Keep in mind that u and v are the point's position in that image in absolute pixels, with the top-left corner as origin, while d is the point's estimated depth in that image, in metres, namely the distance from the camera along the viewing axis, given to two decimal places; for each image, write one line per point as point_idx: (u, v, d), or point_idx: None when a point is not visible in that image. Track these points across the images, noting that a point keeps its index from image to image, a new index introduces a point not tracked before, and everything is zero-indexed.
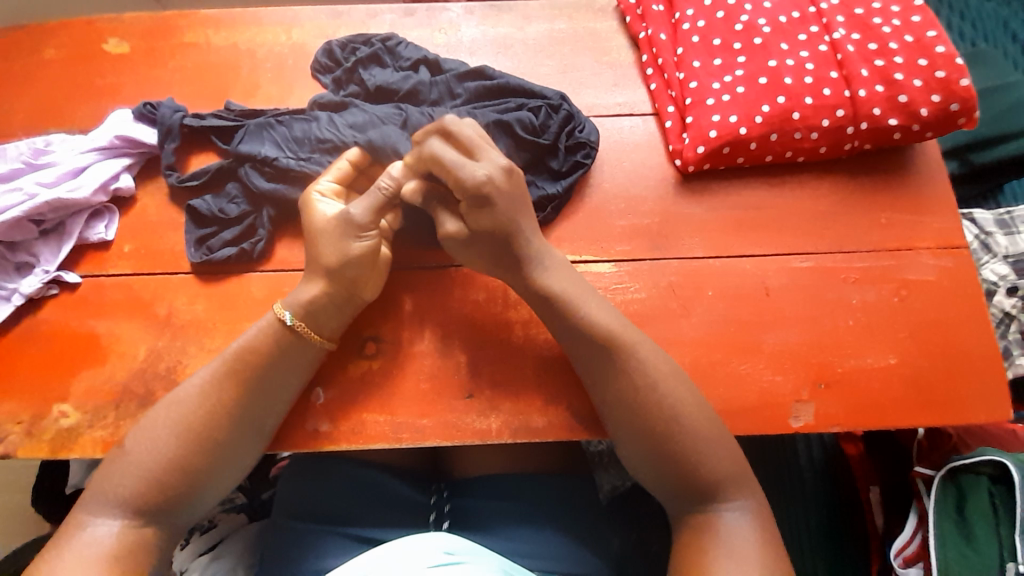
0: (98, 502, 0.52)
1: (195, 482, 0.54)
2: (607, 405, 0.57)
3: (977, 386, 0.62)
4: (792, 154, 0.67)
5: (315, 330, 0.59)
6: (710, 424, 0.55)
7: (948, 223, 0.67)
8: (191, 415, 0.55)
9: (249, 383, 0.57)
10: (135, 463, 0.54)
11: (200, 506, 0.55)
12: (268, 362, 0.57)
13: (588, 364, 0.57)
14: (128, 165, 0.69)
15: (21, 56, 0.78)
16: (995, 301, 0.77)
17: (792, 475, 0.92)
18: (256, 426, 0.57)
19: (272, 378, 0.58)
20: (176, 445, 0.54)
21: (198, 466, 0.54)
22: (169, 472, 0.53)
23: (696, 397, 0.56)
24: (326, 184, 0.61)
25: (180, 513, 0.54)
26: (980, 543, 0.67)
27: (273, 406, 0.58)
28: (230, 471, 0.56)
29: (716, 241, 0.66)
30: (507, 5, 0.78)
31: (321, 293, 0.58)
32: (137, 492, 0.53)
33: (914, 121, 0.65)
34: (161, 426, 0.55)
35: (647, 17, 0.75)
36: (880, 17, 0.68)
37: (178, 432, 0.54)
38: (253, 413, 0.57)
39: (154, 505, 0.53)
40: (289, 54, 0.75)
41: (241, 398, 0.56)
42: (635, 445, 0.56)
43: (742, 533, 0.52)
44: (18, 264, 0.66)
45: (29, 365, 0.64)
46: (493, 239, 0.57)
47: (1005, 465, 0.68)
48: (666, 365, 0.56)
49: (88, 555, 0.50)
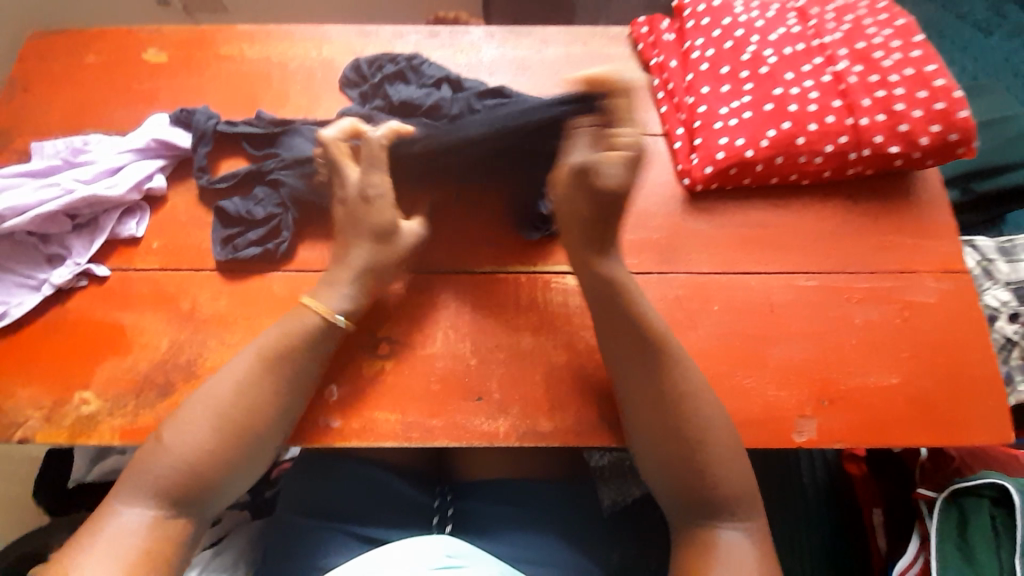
0: (130, 492, 0.54)
1: (222, 470, 0.55)
2: (631, 406, 0.58)
3: (979, 407, 0.63)
4: (797, 177, 0.70)
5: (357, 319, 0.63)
6: (723, 434, 0.57)
7: (948, 248, 0.69)
8: (228, 407, 0.56)
9: (277, 371, 0.58)
10: (168, 453, 0.55)
11: (230, 495, 0.57)
12: (293, 351, 0.59)
13: (627, 357, 0.59)
14: (162, 166, 0.72)
15: (65, 61, 0.82)
16: (997, 326, 0.78)
17: (795, 494, 0.92)
18: (285, 416, 0.59)
19: (298, 368, 0.59)
20: (210, 437, 0.55)
21: (230, 458, 0.56)
22: (197, 460, 0.55)
23: (715, 407, 0.58)
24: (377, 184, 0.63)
25: (211, 501, 0.56)
26: (982, 566, 0.68)
27: (297, 394, 0.59)
28: (259, 461, 0.58)
29: (723, 257, 0.69)
30: (526, 29, 0.83)
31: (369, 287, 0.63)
32: (170, 479, 0.54)
33: (915, 149, 0.68)
34: (196, 417, 0.56)
35: (659, 46, 0.78)
36: (881, 51, 0.72)
37: (210, 421, 0.56)
38: (282, 403, 0.59)
39: (187, 493, 0.54)
40: (319, 68, 0.80)
41: (270, 388, 0.58)
42: (648, 449, 0.57)
43: (740, 545, 0.53)
44: (50, 255, 0.69)
45: (54, 352, 0.66)
46: (603, 206, 0.57)
47: (1006, 488, 0.70)
48: (684, 375, 0.58)
49: (122, 543, 0.51)
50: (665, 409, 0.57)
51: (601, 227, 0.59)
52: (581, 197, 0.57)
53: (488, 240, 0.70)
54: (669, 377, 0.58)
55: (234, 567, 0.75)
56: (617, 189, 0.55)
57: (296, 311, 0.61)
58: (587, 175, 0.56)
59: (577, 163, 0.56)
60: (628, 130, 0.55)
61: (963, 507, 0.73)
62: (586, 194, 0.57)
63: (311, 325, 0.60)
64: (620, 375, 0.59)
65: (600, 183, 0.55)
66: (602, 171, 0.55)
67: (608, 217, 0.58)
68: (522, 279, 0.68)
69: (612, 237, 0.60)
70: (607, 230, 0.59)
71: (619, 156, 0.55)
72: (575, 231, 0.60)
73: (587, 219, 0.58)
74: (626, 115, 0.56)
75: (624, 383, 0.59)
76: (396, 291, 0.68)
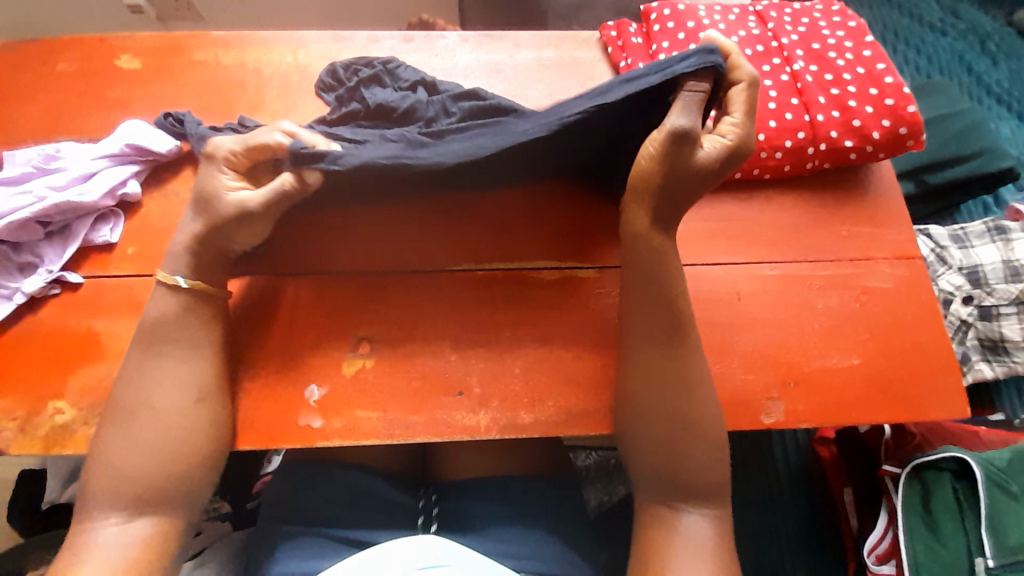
0: (86, 511, 0.55)
1: (155, 460, 0.56)
2: (637, 387, 0.61)
3: (935, 385, 0.67)
4: (759, 171, 0.73)
5: (201, 282, 0.61)
6: (704, 417, 0.60)
7: (902, 235, 0.73)
8: (127, 401, 0.58)
9: (152, 353, 0.59)
10: (103, 461, 0.56)
11: (185, 485, 0.57)
12: (171, 328, 0.60)
13: (647, 333, 0.61)
14: (136, 172, 0.72)
15: (34, 69, 0.82)
16: (952, 309, 0.83)
17: (769, 480, 0.96)
18: (191, 390, 0.59)
19: (188, 342, 0.60)
20: (131, 433, 0.57)
21: (157, 444, 0.57)
22: (130, 461, 0.56)
23: (707, 391, 0.61)
24: (227, 149, 0.59)
25: (167, 496, 0.56)
26: (947, 537, 0.73)
27: (189, 362, 0.59)
28: (189, 442, 0.58)
29: (691, 249, 0.71)
30: (499, 34, 0.85)
31: (199, 244, 0.60)
32: (112, 486, 0.55)
33: (867, 143, 0.72)
34: (110, 422, 0.57)
35: (627, 48, 0.81)
36: (835, 51, 0.76)
37: (129, 418, 0.57)
38: (186, 378, 0.59)
39: (137, 493, 0.55)
40: (294, 73, 0.81)
41: (169, 367, 0.59)
42: (635, 440, 0.60)
43: (702, 531, 0.56)
44: (21, 264, 0.68)
45: (26, 362, 0.65)
46: (671, 178, 0.60)
47: (966, 461, 0.74)
48: (680, 359, 0.61)
49: (98, 557, 0.53)
50: (650, 401, 0.60)
51: (670, 198, 0.61)
52: (660, 166, 0.59)
53: (464, 239, 0.71)
54: (655, 371, 0.60)
55: None
56: (717, 170, 0.61)
57: (155, 292, 0.61)
58: (687, 149, 0.59)
59: (682, 133, 0.58)
60: (731, 118, 0.61)
61: (927, 482, 0.76)
62: (672, 165, 0.59)
63: (171, 299, 0.60)
64: (631, 356, 0.62)
65: (698, 162, 0.59)
66: (698, 147, 0.59)
67: (681, 189, 0.60)
68: (498, 276, 0.70)
69: (672, 212, 0.62)
70: (677, 202, 0.61)
71: (720, 142, 0.60)
72: (647, 203, 0.61)
73: (656, 191, 0.60)
74: (740, 101, 0.61)
75: (634, 362, 0.61)
76: (373, 290, 0.69)
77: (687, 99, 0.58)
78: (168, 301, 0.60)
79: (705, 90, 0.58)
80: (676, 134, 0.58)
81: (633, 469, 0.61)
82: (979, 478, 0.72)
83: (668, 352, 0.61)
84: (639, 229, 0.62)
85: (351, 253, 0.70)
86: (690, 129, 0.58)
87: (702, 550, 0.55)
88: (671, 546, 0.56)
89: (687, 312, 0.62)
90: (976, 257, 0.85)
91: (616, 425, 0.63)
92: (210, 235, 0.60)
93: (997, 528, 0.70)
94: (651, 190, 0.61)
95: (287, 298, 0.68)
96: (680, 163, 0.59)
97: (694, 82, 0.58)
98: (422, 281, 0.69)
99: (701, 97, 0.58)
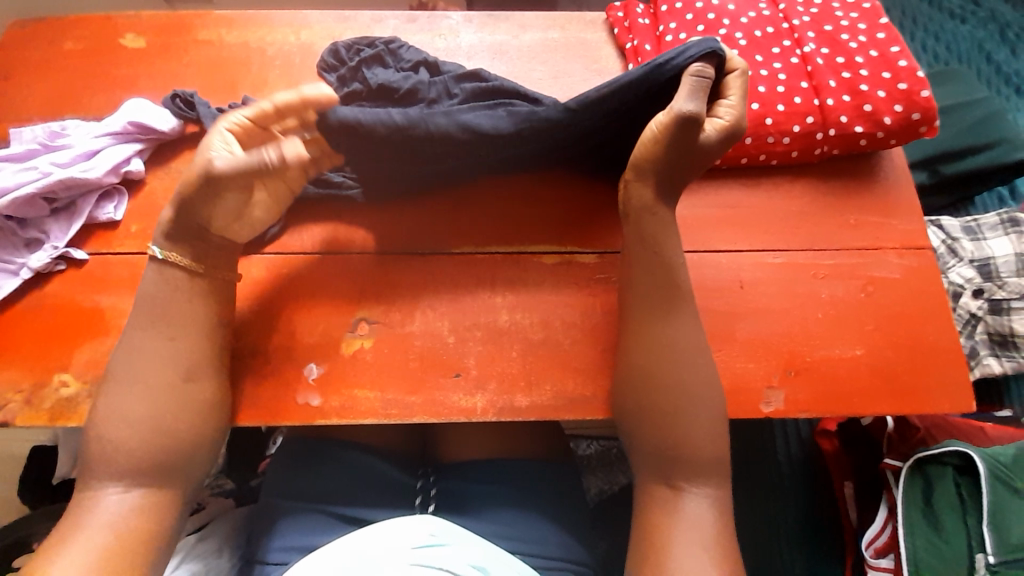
0: (84, 484, 0.56)
1: (144, 436, 0.56)
2: (632, 369, 0.61)
3: (940, 378, 0.65)
4: (766, 157, 0.71)
5: (202, 264, 0.61)
6: (699, 399, 0.59)
7: (912, 225, 0.71)
8: (119, 369, 0.58)
9: (146, 324, 0.59)
10: (97, 434, 0.57)
11: (177, 460, 0.57)
12: (165, 306, 0.60)
13: (648, 308, 0.61)
14: (139, 150, 0.73)
15: (42, 48, 0.82)
16: (961, 302, 0.82)
17: (769, 468, 0.97)
18: (181, 368, 0.59)
19: (179, 319, 0.59)
20: (122, 407, 0.57)
21: (145, 418, 0.57)
22: (120, 433, 0.56)
23: (704, 376, 0.60)
24: (236, 120, 0.60)
25: (154, 470, 0.56)
26: (947, 532, 0.73)
27: (180, 339, 0.59)
28: (181, 418, 0.58)
29: (693, 236, 0.70)
30: (504, 14, 0.84)
31: (173, 215, 0.60)
32: (105, 459, 0.56)
33: (879, 128, 0.70)
34: (105, 394, 0.58)
35: (634, 30, 0.79)
36: (848, 33, 0.74)
37: (128, 393, 0.57)
38: (184, 356, 0.59)
39: (126, 466, 0.56)
40: (297, 53, 0.80)
41: (165, 345, 0.59)
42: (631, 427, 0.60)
43: (701, 517, 0.56)
44: (28, 240, 0.69)
45: (33, 335, 0.66)
46: (674, 159, 0.60)
47: (970, 457, 0.73)
48: (690, 342, 0.60)
49: (91, 529, 0.54)
50: (647, 384, 0.60)
51: (669, 180, 0.62)
52: (663, 148, 0.60)
53: (463, 222, 0.71)
54: (653, 354, 0.60)
55: (219, 551, 0.76)
56: (713, 151, 0.61)
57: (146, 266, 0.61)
58: (691, 133, 0.58)
59: (688, 118, 0.57)
60: (729, 101, 0.61)
61: (928, 476, 0.76)
62: (676, 146, 0.59)
63: (182, 282, 0.60)
64: (624, 341, 0.62)
65: (700, 145, 0.60)
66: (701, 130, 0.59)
67: (678, 166, 0.61)
68: (498, 259, 0.70)
69: (666, 194, 0.63)
70: (676, 178, 0.62)
71: (719, 124, 0.60)
72: (647, 177, 0.62)
73: (657, 169, 0.61)
74: (736, 86, 0.62)
75: (625, 343, 0.62)
76: (373, 271, 0.69)
77: (693, 86, 0.58)
78: (151, 276, 0.61)
79: (709, 75, 0.59)
80: (681, 118, 0.57)
81: (629, 452, 0.61)
82: (982, 473, 0.72)
83: (659, 325, 0.61)
84: (643, 203, 0.63)
85: (352, 234, 0.70)
86: (695, 113, 0.57)
87: (702, 537, 0.55)
88: (671, 531, 0.55)
89: (684, 280, 0.62)
90: (989, 250, 0.84)
91: (614, 410, 0.63)
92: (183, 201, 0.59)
93: (999, 525, 0.70)
94: (654, 169, 0.61)
95: (287, 279, 0.68)
96: (683, 144, 0.59)
97: (699, 66, 0.59)
98: (423, 263, 0.69)
99: (706, 82, 0.58)
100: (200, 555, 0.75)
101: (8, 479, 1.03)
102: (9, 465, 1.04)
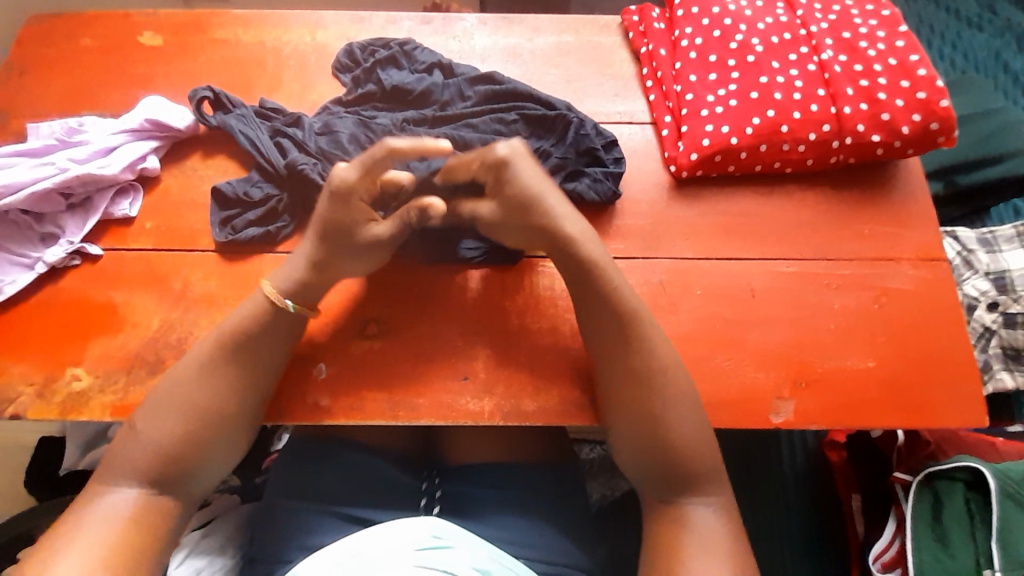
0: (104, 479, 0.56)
1: (177, 441, 0.57)
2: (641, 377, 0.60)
3: (953, 392, 0.65)
4: (780, 165, 0.71)
5: (304, 306, 0.63)
6: None
7: (927, 236, 0.70)
8: (174, 377, 0.60)
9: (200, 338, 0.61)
10: (138, 436, 0.58)
11: (200, 467, 0.58)
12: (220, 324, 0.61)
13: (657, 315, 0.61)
14: (154, 148, 0.73)
15: (59, 44, 0.83)
16: (976, 315, 0.81)
17: (777, 477, 0.96)
18: (223, 378, 0.60)
19: (229, 336, 0.61)
20: (164, 412, 0.58)
21: (181, 425, 0.58)
22: (156, 436, 0.57)
23: None
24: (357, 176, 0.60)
25: (186, 475, 0.57)
26: (956, 549, 0.72)
27: (230, 356, 0.60)
28: (210, 428, 0.58)
29: (705, 244, 0.70)
30: (518, 18, 0.84)
31: (322, 283, 0.63)
32: (143, 456, 0.57)
33: (896, 138, 0.69)
34: (154, 398, 0.60)
35: (648, 34, 0.80)
36: (866, 41, 0.73)
37: (171, 398, 0.59)
38: (224, 367, 0.60)
39: (159, 468, 0.56)
40: (312, 53, 0.81)
41: (214, 357, 0.60)
42: (632, 436, 0.59)
43: (712, 527, 0.55)
44: (44, 235, 0.70)
45: (46, 329, 0.67)
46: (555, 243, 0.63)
47: (981, 472, 0.73)
48: None
49: (99, 525, 0.53)
50: (659, 391, 0.59)
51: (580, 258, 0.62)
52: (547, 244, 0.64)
53: None
54: (663, 363, 0.60)
55: (223, 549, 0.76)
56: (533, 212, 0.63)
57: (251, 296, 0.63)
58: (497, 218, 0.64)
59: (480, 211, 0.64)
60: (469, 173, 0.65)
61: (938, 491, 0.75)
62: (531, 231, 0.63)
63: None
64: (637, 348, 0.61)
65: (522, 224, 0.63)
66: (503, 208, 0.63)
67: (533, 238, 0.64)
68: (507, 263, 0.70)
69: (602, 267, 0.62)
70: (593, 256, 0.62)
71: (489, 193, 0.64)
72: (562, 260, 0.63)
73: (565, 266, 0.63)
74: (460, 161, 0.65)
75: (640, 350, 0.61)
76: (383, 272, 0.69)
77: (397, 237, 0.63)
78: None
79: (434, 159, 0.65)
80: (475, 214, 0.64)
81: (628, 462, 0.60)
82: (992, 489, 0.72)
83: (667, 339, 0.60)
84: (593, 256, 0.62)
85: None
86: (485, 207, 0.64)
87: (707, 548, 0.54)
88: (679, 542, 0.55)
89: None
90: (1005, 262, 0.83)
91: None
92: (327, 265, 0.63)
93: (1008, 542, 0.69)
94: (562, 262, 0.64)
95: None
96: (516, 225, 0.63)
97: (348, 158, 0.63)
98: (432, 267, 0.69)
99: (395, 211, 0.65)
100: (203, 551, 0.75)
101: (16, 470, 1.04)
102: (18, 455, 1.05)
